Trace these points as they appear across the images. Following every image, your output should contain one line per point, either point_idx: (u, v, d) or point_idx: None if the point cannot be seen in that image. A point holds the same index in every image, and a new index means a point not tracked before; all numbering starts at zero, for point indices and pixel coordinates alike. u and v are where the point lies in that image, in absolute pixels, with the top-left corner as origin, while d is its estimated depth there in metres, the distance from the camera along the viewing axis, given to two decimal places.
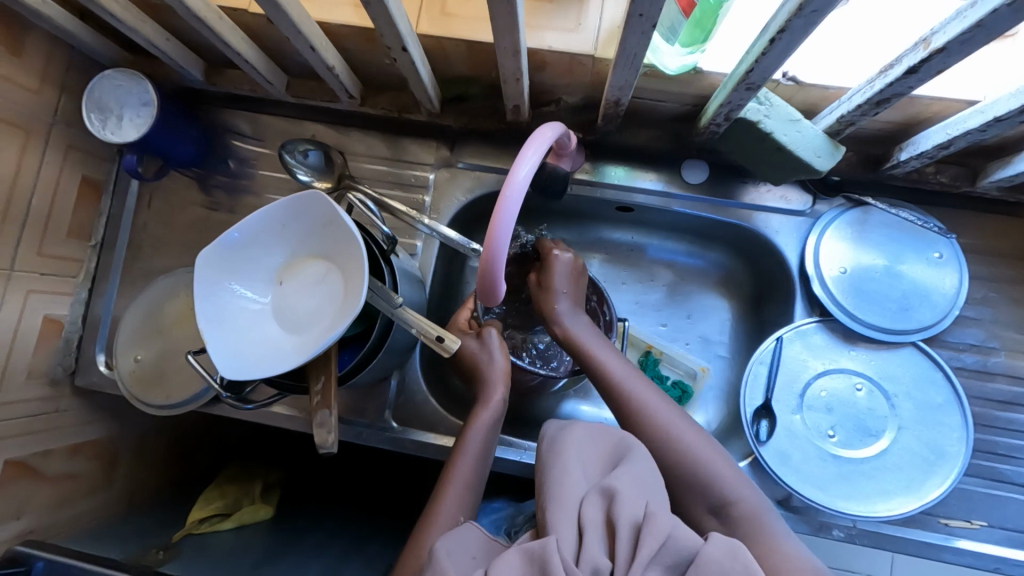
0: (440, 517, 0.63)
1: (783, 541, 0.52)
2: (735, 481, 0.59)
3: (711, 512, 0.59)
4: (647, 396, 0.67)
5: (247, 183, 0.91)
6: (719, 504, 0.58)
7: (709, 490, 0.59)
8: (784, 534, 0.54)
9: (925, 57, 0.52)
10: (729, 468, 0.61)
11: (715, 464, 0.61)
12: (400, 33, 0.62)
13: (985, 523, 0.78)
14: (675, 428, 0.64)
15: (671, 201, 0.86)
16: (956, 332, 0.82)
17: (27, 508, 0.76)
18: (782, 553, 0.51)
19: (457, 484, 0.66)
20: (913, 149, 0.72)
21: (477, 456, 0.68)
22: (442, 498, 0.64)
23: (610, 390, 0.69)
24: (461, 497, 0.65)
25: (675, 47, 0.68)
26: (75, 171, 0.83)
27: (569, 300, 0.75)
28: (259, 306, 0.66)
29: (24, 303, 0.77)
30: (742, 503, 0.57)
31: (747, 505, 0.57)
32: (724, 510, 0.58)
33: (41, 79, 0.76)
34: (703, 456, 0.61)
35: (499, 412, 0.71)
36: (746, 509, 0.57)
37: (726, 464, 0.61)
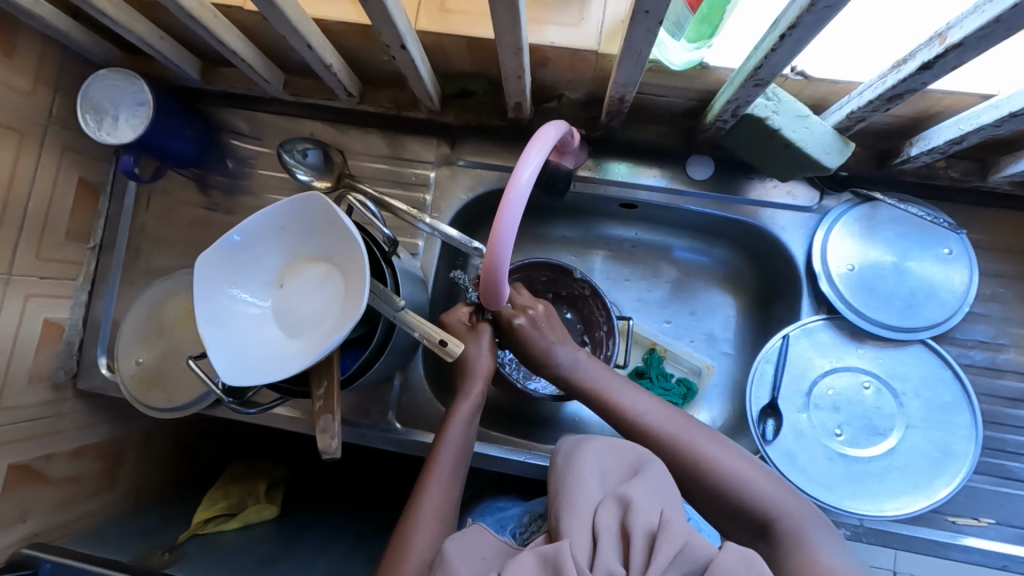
0: (424, 512, 0.62)
1: (824, 554, 0.52)
2: (774, 497, 0.58)
3: (754, 535, 0.58)
4: (671, 423, 0.66)
5: (245, 182, 0.90)
6: (762, 524, 0.57)
7: (749, 509, 0.58)
8: (827, 547, 0.53)
9: (940, 53, 0.50)
10: (768, 482, 0.60)
11: (753, 482, 0.59)
12: (399, 32, 0.61)
13: (993, 520, 0.77)
14: (703, 451, 0.62)
15: (680, 199, 0.84)
16: (965, 328, 0.81)
17: (32, 511, 0.76)
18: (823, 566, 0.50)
19: (439, 481, 0.65)
20: (924, 145, 0.70)
21: (458, 450, 0.68)
22: (426, 491, 0.64)
23: (630, 426, 0.67)
24: (445, 494, 0.64)
25: (681, 42, 0.66)
26: (72, 173, 0.82)
27: (559, 343, 0.74)
28: (259, 309, 0.65)
29: (24, 307, 0.76)
30: (785, 518, 0.56)
31: (792, 520, 0.56)
32: (767, 531, 0.57)
33: (34, 80, 0.75)
34: (739, 478, 0.60)
35: (477, 407, 0.71)
36: (789, 525, 0.56)
37: (763, 479, 0.60)
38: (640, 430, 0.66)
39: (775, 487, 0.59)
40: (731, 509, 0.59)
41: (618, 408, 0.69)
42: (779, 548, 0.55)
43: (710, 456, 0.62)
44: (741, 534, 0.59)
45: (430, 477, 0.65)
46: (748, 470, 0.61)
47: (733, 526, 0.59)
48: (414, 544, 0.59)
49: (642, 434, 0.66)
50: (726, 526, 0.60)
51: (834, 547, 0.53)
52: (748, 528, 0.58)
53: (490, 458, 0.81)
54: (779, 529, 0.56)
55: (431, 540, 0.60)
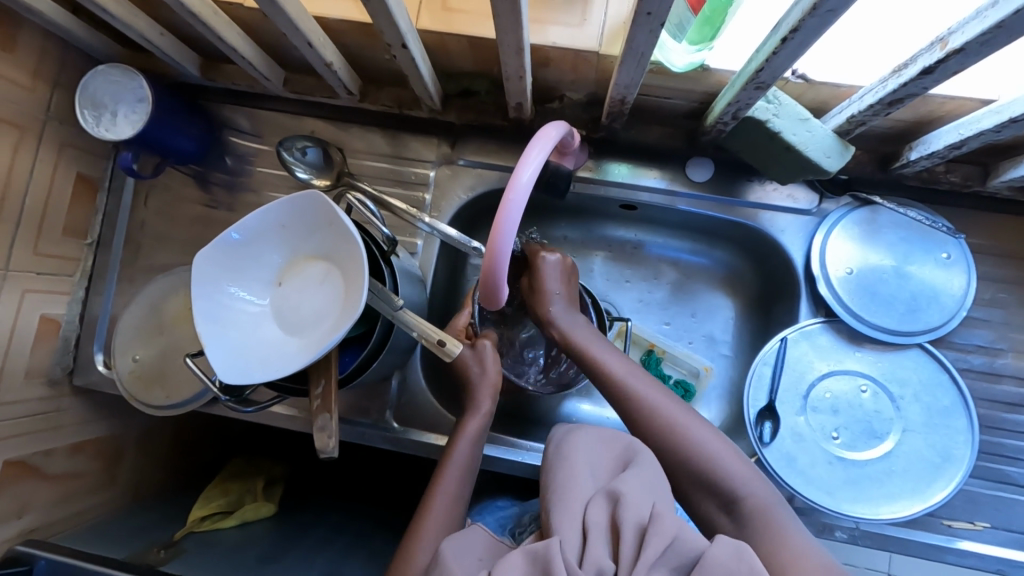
0: (430, 520, 0.63)
1: (792, 538, 0.51)
2: (743, 475, 0.59)
3: (720, 509, 0.58)
4: (652, 392, 0.67)
5: (245, 180, 0.90)
6: (730, 500, 0.57)
7: (718, 485, 0.58)
8: (795, 531, 0.52)
9: (942, 58, 0.50)
10: (742, 467, 0.59)
11: (725, 461, 0.60)
12: (401, 29, 0.60)
13: (989, 524, 0.78)
14: (679, 420, 0.63)
15: (676, 199, 0.84)
16: (964, 333, 0.81)
17: (29, 507, 0.76)
18: (789, 552, 0.50)
19: (447, 494, 0.65)
20: (925, 149, 0.70)
21: (465, 464, 0.68)
22: (432, 504, 0.64)
23: (610, 386, 0.68)
24: (451, 507, 0.64)
25: (683, 44, 0.66)
26: (70, 169, 0.82)
27: (563, 301, 0.74)
28: (259, 307, 0.65)
29: (21, 303, 0.76)
30: (751, 497, 0.57)
31: (757, 501, 0.56)
32: (733, 507, 0.57)
33: (33, 75, 0.74)
34: (709, 452, 0.60)
35: (488, 415, 0.71)
36: (755, 504, 0.56)
37: (734, 459, 0.60)
38: (623, 396, 0.67)
39: (743, 468, 0.59)
40: (700, 480, 0.60)
41: (601, 369, 0.69)
42: (748, 526, 0.55)
43: (683, 425, 0.63)
44: (705, 506, 0.59)
45: (438, 485, 0.66)
46: (716, 444, 0.61)
47: (699, 497, 0.60)
48: (417, 554, 0.60)
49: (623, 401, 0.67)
50: (693, 494, 0.60)
51: (799, 528, 0.53)
52: (712, 498, 0.59)
53: (491, 458, 0.81)
54: (746, 507, 0.56)
55: (433, 550, 0.60)
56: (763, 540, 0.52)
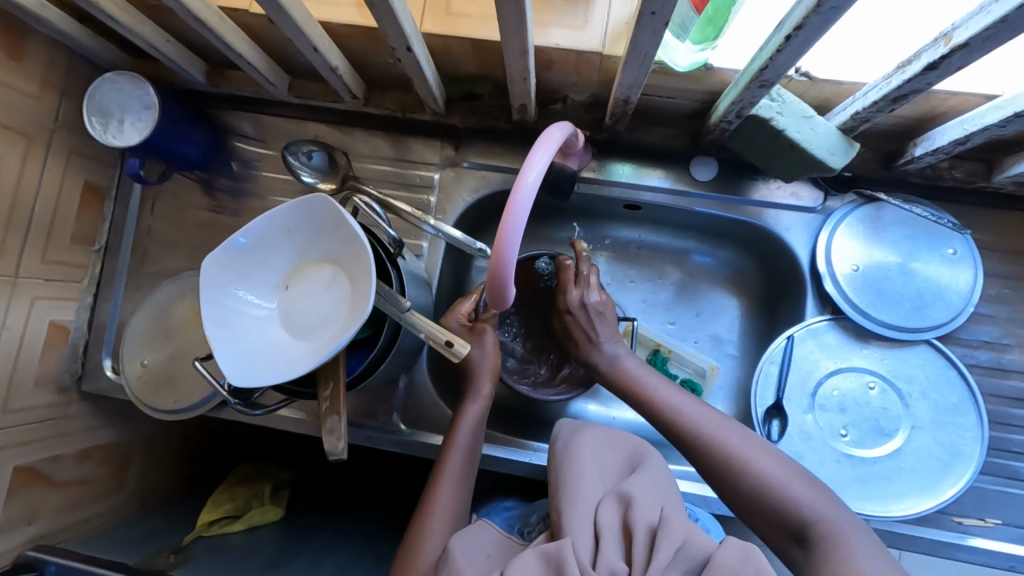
0: (436, 510, 0.64)
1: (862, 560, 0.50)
2: (811, 499, 0.57)
3: (791, 539, 0.57)
4: (707, 421, 0.66)
5: (250, 185, 0.90)
6: (800, 529, 0.56)
7: (784, 513, 0.58)
8: (867, 555, 0.51)
9: (946, 53, 0.50)
10: (804, 486, 0.59)
11: (788, 484, 0.59)
12: (406, 34, 0.61)
13: (999, 521, 0.77)
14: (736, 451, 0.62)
15: (688, 201, 0.85)
16: (971, 329, 0.81)
17: (38, 513, 0.76)
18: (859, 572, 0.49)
19: (449, 480, 0.66)
20: (928, 145, 0.71)
21: (466, 452, 0.68)
22: (436, 493, 0.65)
23: (667, 420, 0.68)
24: (456, 490, 0.66)
25: (686, 43, 0.66)
26: (78, 176, 0.83)
27: (608, 331, 0.75)
28: (266, 312, 0.65)
29: (30, 311, 0.76)
30: (822, 521, 0.55)
31: (826, 524, 0.55)
32: (805, 535, 0.56)
33: (41, 84, 0.75)
34: (774, 480, 0.59)
35: (483, 404, 0.72)
36: (825, 529, 0.55)
37: (801, 483, 0.59)
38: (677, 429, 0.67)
39: (807, 490, 0.58)
40: (760, 506, 0.59)
41: (659, 408, 0.69)
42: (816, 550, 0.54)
43: (744, 454, 0.62)
44: (778, 535, 0.58)
45: (440, 480, 0.66)
46: (786, 472, 0.60)
47: (769, 526, 0.59)
48: (425, 544, 0.61)
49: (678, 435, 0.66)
50: (765, 526, 0.59)
51: (877, 554, 0.51)
52: (776, 532, 0.59)
53: (496, 459, 0.80)
54: (816, 533, 0.55)
55: (440, 545, 0.61)
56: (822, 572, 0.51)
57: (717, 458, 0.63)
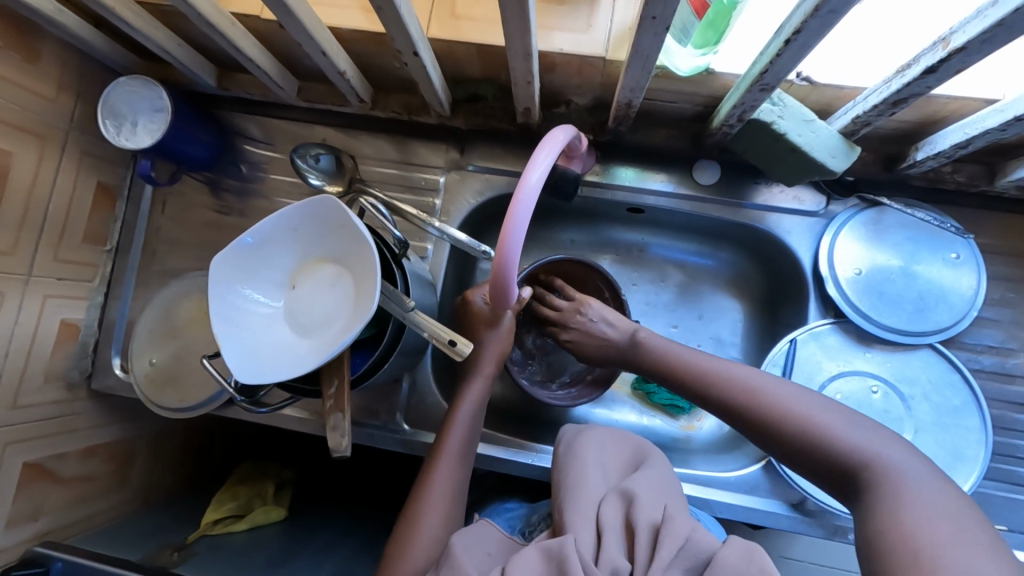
0: (433, 490, 0.65)
1: (919, 504, 0.49)
2: (865, 441, 0.55)
3: (845, 486, 0.55)
4: (747, 375, 0.64)
5: (258, 187, 0.92)
6: (854, 475, 0.54)
7: (837, 459, 0.56)
8: (925, 497, 0.49)
9: (944, 57, 0.51)
10: (856, 429, 0.56)
11: (838, 428, 0.57)
12: (412, 38, 0.62)
13: (1003, 526, 0.76)
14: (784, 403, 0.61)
15: (705, 208, 0.85)
16: (974, 333, 0.81)
17: (44, 509, 0.77)
18: (914, 520, 0.47)
19: (448, 461, 0.68)
20: (930, 149, 0.71)
21: (466, 433, 0.70)
22: (435, 473, 0.67)
23: (705, 381, 0.66)
24: (454, 470, 0.67)
25: (688, 48, 0.68)
26: (90, 177, 0.84)
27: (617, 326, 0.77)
28: (272, 309, 0.66)
29: (41, 309, 0.78)
30: (875, 464, 0.53)
31: (880, 467, 0.53)
32: (860, 480, 0.54)
33: (56, 87, 0.77)
34: (823, 425, 0.57)
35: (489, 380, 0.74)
36: (879, 472, 0.53)
37: (852, 428, 0.57)
38: (717, 387, 0.65)
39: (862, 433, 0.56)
40: (810, 455, 0.57)
41: (697, 370, 0.68)
42: (869, 495, 0.52)
43: (788, 403, 0.60)
44: (832, 483, 0.56)
45: (440, 458, 0.68)
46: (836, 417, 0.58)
47: (822, 474, 0.57)
48: (422, 523, 0.63)
49: (721, 389, 0.65)
50: (817, 475, 0.57)
51: (934, 494, 0.50)
52: (828, 481, 0.57)
53: (498, 460, 0.81)
54: (869, 475, 0.53)
55: (438, 523, 0.63)
56: (875, 517, 0.50)
57: (763, 410, 0.61)
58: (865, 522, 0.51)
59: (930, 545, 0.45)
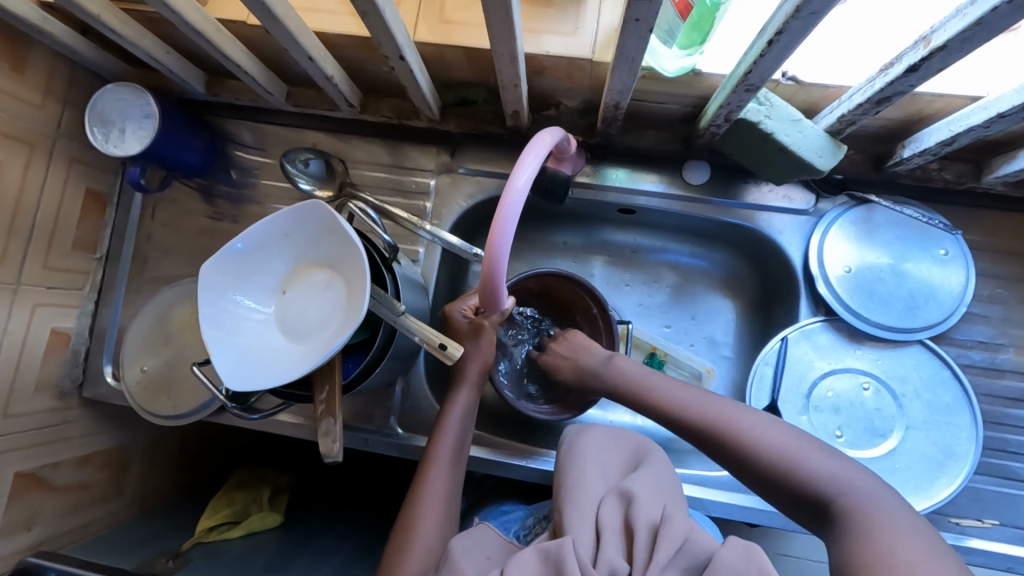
0: (428, 496, 0.65)
1: (891, 530, 0.49)
2: (833, 471, 0.55)
3: (815, 516, 0.55)
4: (717, 408, 0.64)
5: (249, 192, 0.92)
6: (824, 504, 0.54)
7: (808, 489, 0.55)
8: (897, 523, 0.49)
9: (925, 56, 0.51)
10: (825, 459, 0.57)
11: (806, 459, 0.57)
12: (399, 43, 0.62)
13: (996, 521, 0.76)
14: (753, 431, 0.60)
15: (701, 208, 0.85)
16: (964, 329, 0.82)
17: (38, 519, 0.77)
18: (886, 545, 0.47)
19: (441, 465, 0.68)
20: (916, 146, 0.71)
21: (455, 437, 0.70)
22: (428, 478, 0.67)
23: (675, 416, 0.66)
24: (447, 474, 0.67)
25: (673, 49, 0.68)
26: (80, 184, 0.84)
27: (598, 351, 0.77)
28: (263, 315, 0.66)
29: (31, 317, 0.77)
30: (847, 495, 0.53)
31: (850, 498, 0.53)
32: (829, 509, 0.54)
33: (43, 94, 0.76)
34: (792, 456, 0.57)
35: (477, 390, 0.73)
36: (850, 501, 0.53)
37: (823, 458, 0.57)
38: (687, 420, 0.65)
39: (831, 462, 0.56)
40: (781, 486, 0.57)
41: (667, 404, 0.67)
42: (842, 526, 0.52)
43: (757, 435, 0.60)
44: (804, 514, 0.56)
45: (432, 467, 0.68)
46: (806, 447, 0.58)
47: (794, 506, 0.57)
48: (419, 529, 0.62)
49: (692, 420, 0.64)
50: (788, 506, 0.57)
51: (907, 523, 0.49)
52: (800, 511, 0.56)
53: (495, 464, 0.81)
54: (840, 506, 0.53)
55: (436, 528, 0.63)
56: (847, 542, 0.50)
57: (732, 441, 0.61)
58: (838, 548, 0.50)
59: (907, 562, 0.45)
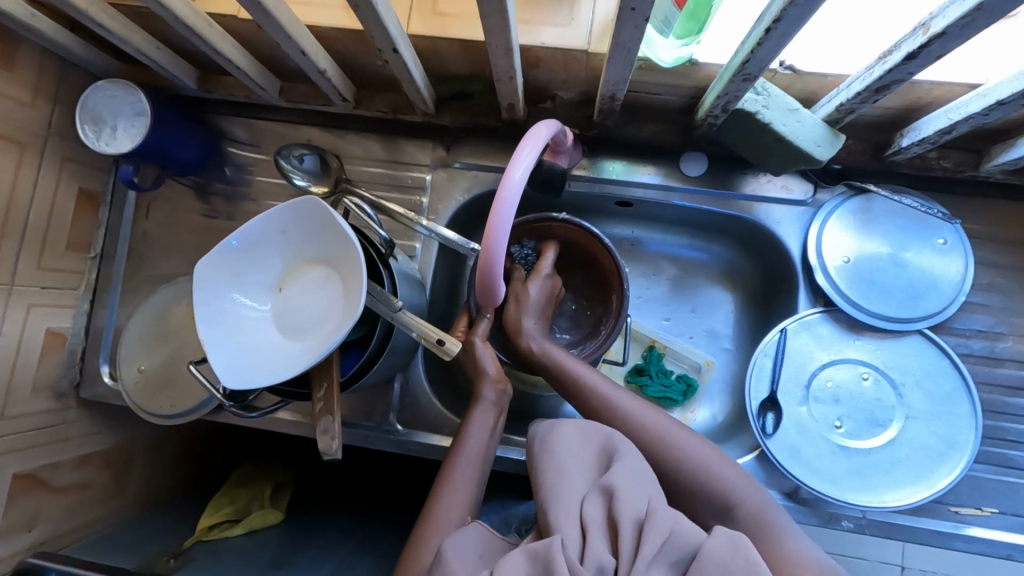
0: (442, 511, 0.63)
1: (786, 539, 0.51)
2: (737, 481, 0.57)
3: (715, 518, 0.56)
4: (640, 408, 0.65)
5: (244, 189, 0.91)
6: (724, 508, 0.56)
7: (713, 493, 0.57)
8: (789, 532, 0.52)
9: (925, 42, 0.51)
10: (731, 468, 0.58)
11: (715, 465, 0.58)
12: (392, 35, 0.61)
13: (996, 509, 0.76)
14: (668, 436, 0.61)
15: (671, 194, 0.85)
16: (963, 318, 0.81)
17: (39, 520, 0.77)
18: (783, 554, 0.49)
19: (460, 482, 0.66)
20: (915, 135, 0.71)
21: (476, 454, 0.68)
22: (443, 493, 0.64)
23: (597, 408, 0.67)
24: (466, 490, 0.65)
25: (670, 39, 0.67)
26: (72, 184, 0.83)
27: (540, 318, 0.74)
28: (260, 313, 0.66)
29: (26, 318, 0.77)
30: (745, 503, 0.55)
31: (750, 506, 0.55)
32: (728, 514, 0.55)
33: (34, 93, 0.76)
34: (702, 460, 0.59)
35: (496, 407, 0.72)
36: (750, 511, 0.54)
37: (724, 465, 0.58)
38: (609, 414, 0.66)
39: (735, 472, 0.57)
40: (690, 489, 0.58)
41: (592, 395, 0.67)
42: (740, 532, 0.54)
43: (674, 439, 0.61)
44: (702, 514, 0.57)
45: (449, 481, 0.65)
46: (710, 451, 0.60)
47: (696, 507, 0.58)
48: (428, 542, 0.60)
49: (605, 419, 0.65)
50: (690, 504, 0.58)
51: (796, 533, 0.52)
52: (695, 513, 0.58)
53: (495, 459, 0.81)
54: (741, 513, 0.55)
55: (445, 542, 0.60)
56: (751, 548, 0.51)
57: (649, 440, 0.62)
58: None
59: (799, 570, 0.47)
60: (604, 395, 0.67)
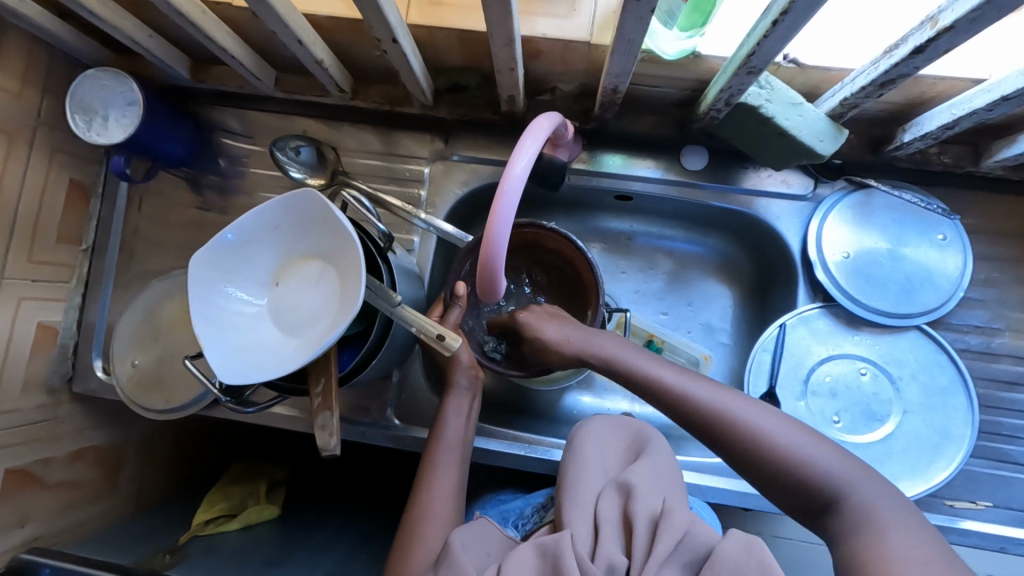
0: (432, 500, 0.63)
1: (893, 533, 0.49)
2: (836, 469, 0.54)
3: (817, 510, 0.54)
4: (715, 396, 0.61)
5: (238, 181, 0.89)
6: (826, 501, 0.53)
7: (813, 484, 0.54)
8: (898, 524, 0.49)
9: (932, 36, 0.50)
10: (827, 451, 0.55)
11: (807, 452, 0.55)
12: (391, 24, 0.60)
13: (990, 503, 0.77)
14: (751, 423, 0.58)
15: (697, 193, 0.84)
16: (961, 313, 0.82)
17: (31, 517, 0.75)
18: (889, 552, 0.47)
19: (446, 469, 0.66)
20: (917, 130, 0.71)
21: (457, 440, 0.68)
22: (432, 482, 0.65)
23: (668, 399, 0.63)
24: (451, 475, 0.65)
25: (673, 31, 0.66)
26: (62, 175, 0.82)
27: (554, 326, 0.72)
28: (256, 308, 0.65)
29: (17, 312, 0.75)
30: (856, 493, 0.52)
31: (853, 498, 0.52)
32: (833, 506, 0.53)
33: (22, 82, 0.74)
34: (793, 449, 0.55)
35: (471, 391, 0.71)
36: (852, 502, 0.52)
37: (820, 452, 0.55)
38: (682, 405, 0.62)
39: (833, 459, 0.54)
40: (784, 481, 0.55)
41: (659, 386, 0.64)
42: (845, 526, 0.51)
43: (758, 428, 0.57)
44: (801, 505, 0.55)
45: (434, 469, 0.66)
46: (789, 431, 0.57)
47: (794, 496, 0.55)
48: (426, 536, 0.60)
49: (678, 413, 0.62)
50: (784, 496, 0.56)
51: (908, 525, 0.49)
52: (793, 502, 0.56)
53: (494, 453, 0.80)
54: (845, 505, 0.52)
55: (441, 534, 0.60)
56: (856, 545, 0.49)
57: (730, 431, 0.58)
58: (841, 546, 0.51)
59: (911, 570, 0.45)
60: (677, 386, 0.63)
